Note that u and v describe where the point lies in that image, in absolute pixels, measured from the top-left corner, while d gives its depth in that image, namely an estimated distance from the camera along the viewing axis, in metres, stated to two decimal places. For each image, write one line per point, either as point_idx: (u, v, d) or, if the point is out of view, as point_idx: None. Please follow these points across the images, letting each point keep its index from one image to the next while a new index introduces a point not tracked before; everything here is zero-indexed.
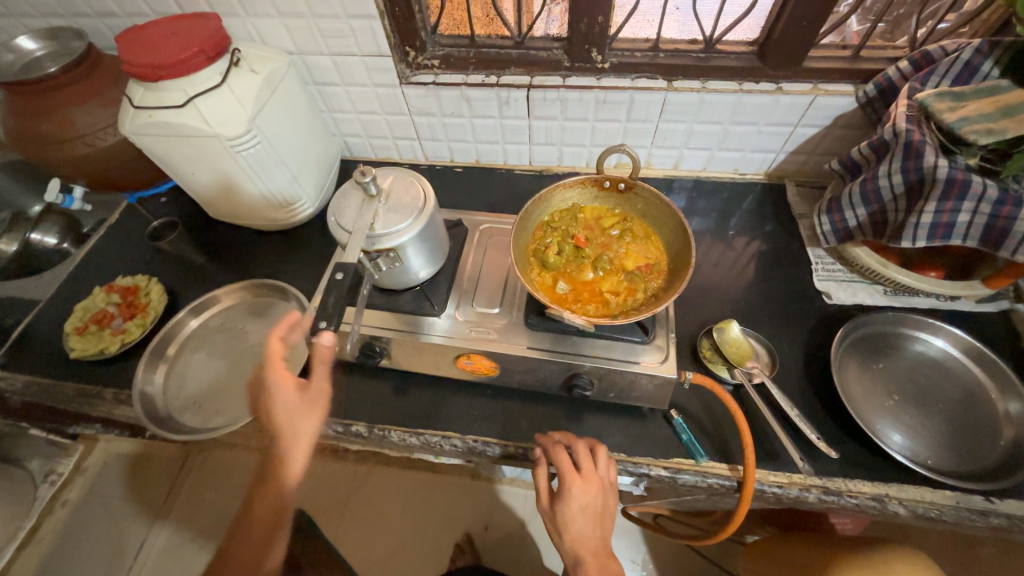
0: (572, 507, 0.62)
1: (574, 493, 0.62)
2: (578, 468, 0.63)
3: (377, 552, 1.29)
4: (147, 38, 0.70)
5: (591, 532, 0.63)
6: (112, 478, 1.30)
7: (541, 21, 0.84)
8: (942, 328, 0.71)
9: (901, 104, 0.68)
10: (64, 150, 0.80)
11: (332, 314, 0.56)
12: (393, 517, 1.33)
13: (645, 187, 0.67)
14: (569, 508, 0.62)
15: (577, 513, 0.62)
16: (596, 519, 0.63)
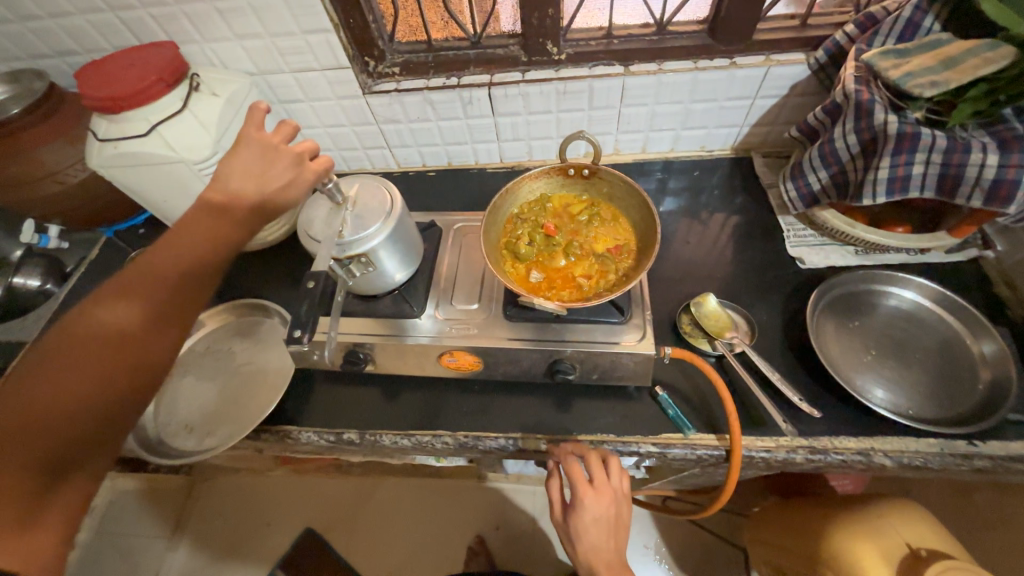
0: (587, 518, 0.65)
1: (589, 506, 0.64)
2: (594, 482, 0.65)
3: (389, 563, 1.29)
4: (105, 72, 0.71)
5: (605, 540, 0.65)
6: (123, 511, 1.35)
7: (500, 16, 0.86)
8: (913, 280, 0.72)
9: (850, 66, 0.69)
10: (36, 189, 0.81)
11: (306, 321, 0.58)
12: (403, 526, 1.33)
13: (608, 171, 0.68)
14: (584, 518, 0.65)
15: (591, 523, 0.65)
16: (610, 527, 0.66)
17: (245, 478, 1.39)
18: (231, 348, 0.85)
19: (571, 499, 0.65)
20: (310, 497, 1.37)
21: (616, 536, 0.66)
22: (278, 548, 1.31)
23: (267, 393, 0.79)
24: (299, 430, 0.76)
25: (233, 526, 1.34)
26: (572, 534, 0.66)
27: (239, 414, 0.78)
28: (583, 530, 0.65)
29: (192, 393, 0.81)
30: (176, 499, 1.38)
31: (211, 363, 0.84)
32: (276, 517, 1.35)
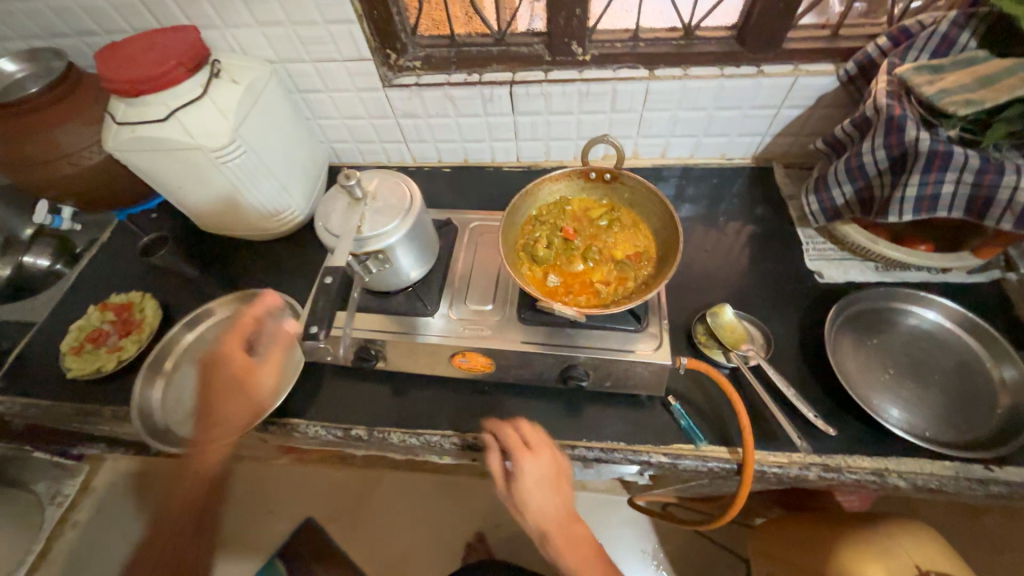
0: (529, 482, 0.62)
1: (528, 462, 0.63)
2: (529, 439, 0.65)
3: (388, 557, 1.29)
4: (125, 54, 0.70)
5: (553, 505, 0.62)
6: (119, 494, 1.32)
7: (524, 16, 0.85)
8: (935, 300, 0.71)
9: (881, 80, 0.68)
10: (49, 170, 0.80)
11: (322, 317, 0.57)
12: (403, 521, 1.33)
13: (630, 177, 0.67)
14: (528, 479, 0.62)
15: (538, 486, 0.62)
16: (557, 489, 0.63)
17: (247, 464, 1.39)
18: None
19: (511, 461, 0.63)
20: (309, 487, 1.37)
21: (564, 500, 0.63)
22: (277, 533, 1.32)
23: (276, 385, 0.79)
24: (307, 424, 0.76)
25: (234, 512, 1.34)
26: (522, 506, 0.62)
27: None
28: (530, 496, 0.62)
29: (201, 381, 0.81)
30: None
31: None
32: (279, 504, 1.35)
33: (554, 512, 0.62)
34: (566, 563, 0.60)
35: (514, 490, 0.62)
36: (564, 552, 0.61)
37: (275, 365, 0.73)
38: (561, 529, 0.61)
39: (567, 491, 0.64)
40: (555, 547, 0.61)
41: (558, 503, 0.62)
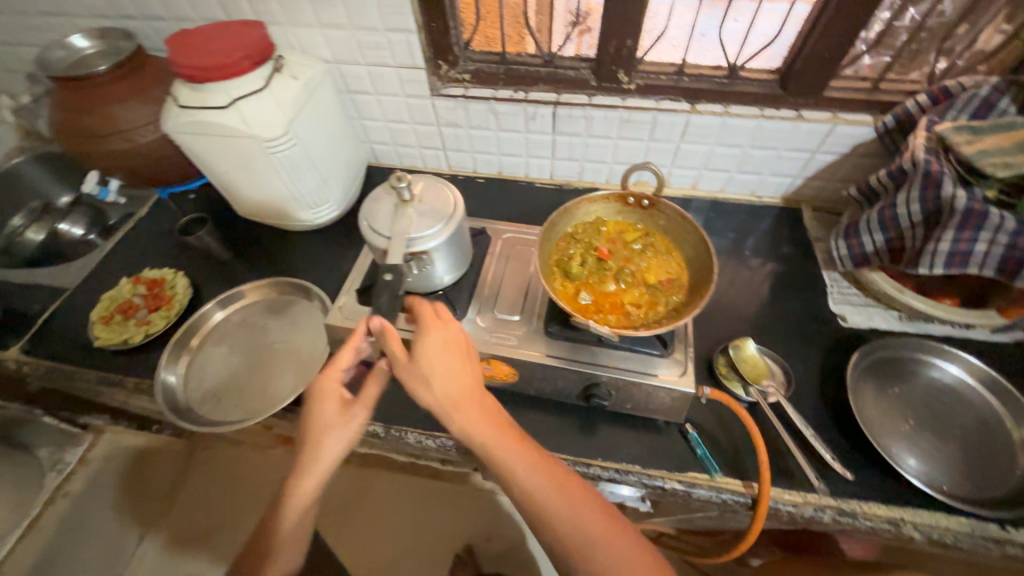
0: (433, 353, 0.57)
1: (430, 330, 0.59)
2: (435, 310, 0.61)
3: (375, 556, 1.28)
4: (195, 42, 0.74)
5: (460, 380, 0.57)
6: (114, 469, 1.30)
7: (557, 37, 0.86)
8: (957, 355, 0.72)
9: (919, 135, 0.70)
10: (104, 144, 0.83)
11: (387, 312, 0.59)
12: (393, 524, 1.32)
13: (668, 205, 0.69)
14: (432, 349, 0.57)
15: (444, 358, 0.57)
16: (466, 362, 0.58)
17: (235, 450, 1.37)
18: (266, 324, 0.86)
19: (417, 337, 0.58)
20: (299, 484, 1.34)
21: (475, 372, 0.58)
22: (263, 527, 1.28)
23: (297, 374, 0.80)
24: None
25: (217, 507, 1.30)
26: (426, 383, 0.56)
27: (266, 393, 0.79)
28: (435, 370, 0.56)
29: (223, 362, 0.83)
30: (172, 466, 1.34)
31: (246, 335, 0.85)
32: (268, 496, 1.31)
33: (464, 387, 0.56)
34: (483, 441, 0.55)
35: (417, 364, 0.56)
36: (479, 429, 0.55)
37: (366, 402, 0.58)
38: (475, 405, 0.56)
39: (475, 362, 0.59)
40: (466, 421, 0.55)
41: (467, 374, 0.57)
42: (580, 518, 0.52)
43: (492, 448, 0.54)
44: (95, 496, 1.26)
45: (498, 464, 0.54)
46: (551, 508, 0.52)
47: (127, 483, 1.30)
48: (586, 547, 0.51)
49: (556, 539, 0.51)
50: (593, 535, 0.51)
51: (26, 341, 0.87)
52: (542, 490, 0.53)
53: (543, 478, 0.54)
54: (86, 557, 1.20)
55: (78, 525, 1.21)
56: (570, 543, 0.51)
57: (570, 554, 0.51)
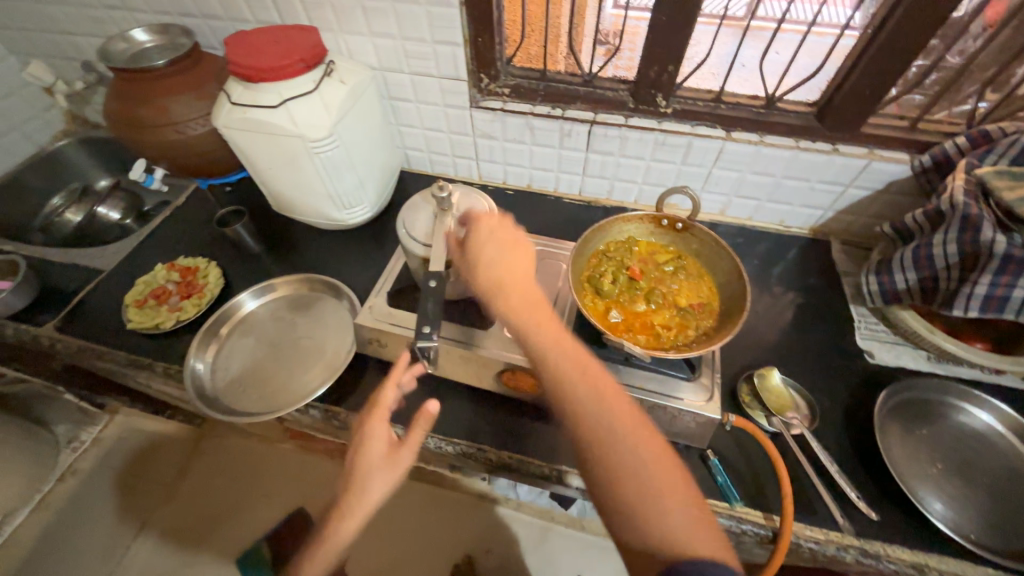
0: (485, 245, 0.60)
1: (485, 229, 0.61)
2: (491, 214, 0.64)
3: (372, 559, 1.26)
4: (253, 43, 0.77)
5: (508, 271, 0.58)
6: (124, 450, 1.32)
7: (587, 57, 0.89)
8: (987, 401, 0.71)
9: (959, 177, 0.69)
10: (157, 134, 0.86)
11: (434, 318, 0.59)
12: (393, 527, 1.29)
13: (701, 229, 0.70)
14: (484, 244, 0.60)
15: (496, 250, 0.60)
16: (515, 256, 0.59)
17: (247, 442, 1.36)
18: (293, 319, 0.88)
19: (470, 233, 0.62)
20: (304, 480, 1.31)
21: (522, 266, 0.59)
22: (263, 523, 1.26)
23: (321, 371, 0.81)
24: (344, 413, 0.77)
25: (221, 499, 1.28)
26: (473, 268, 0.59)
27: (290, 388, 0.79)
28: (485, 260, 0.59)
29: (249, 354, 0.84)
30: (177, 455, 1.33)
31: (273, 329, 0.87)
32: (274, 496, 1.27)
33: (511, 275, 0.58)
34: (522, 326, 0.55)
35: (467, 251, 0.61)
36: (520, 314, 0.55)
37: (412, 447, 0.58)
38: (518, 292, 0.57)
39: (527, 258, 0.60)
40: (506, 304, 0.56)
41: (516, 267, 0.59)
42: (614, 414, 0.49)
43: (531, 332, 0.54)
44: (102, 476, 1.27)
45: (535, 350, 0.54)
46: (583, 397, 0.50)
47: (133, 466, 1.30)
48: (614, 439, 0.48)
49: (583, 426, 0.49)
50: (624, 430, 0.49)
51: (61, 319, 0.89)
52: (577, 378, 0.51)
53: (581, 371, 0.52)
54: (89, 538, 1.19)
55: (84, 503, 1.23)
56: (596, 436, 0.48)
57: (596, 443, 0.48)
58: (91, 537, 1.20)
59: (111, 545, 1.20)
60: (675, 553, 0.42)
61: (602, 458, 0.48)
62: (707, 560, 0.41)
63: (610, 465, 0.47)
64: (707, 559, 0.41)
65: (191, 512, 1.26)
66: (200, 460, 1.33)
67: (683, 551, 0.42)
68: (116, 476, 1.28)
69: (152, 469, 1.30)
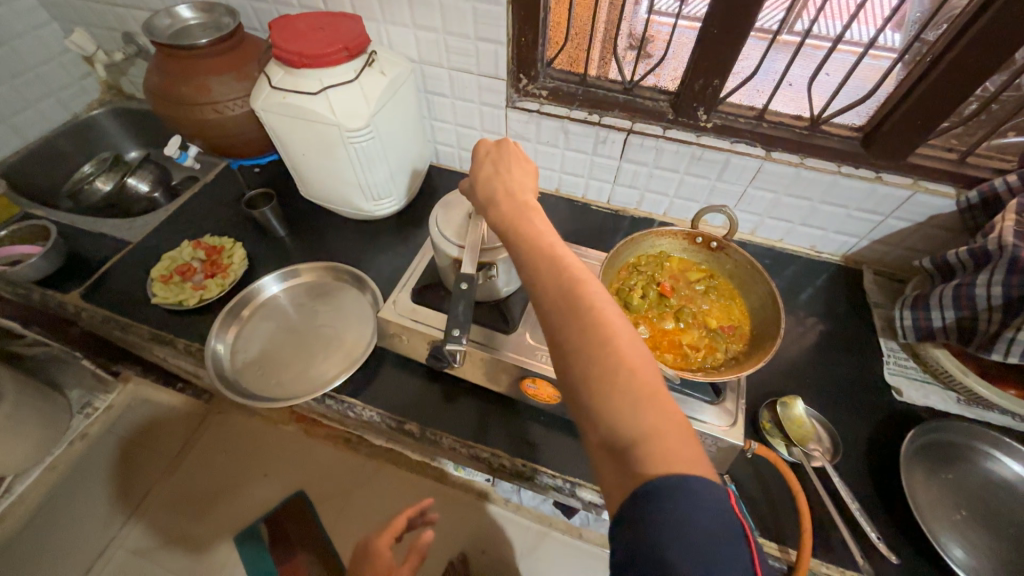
0: (486, 166, 0.60)
1: (486, 153, 0.61)
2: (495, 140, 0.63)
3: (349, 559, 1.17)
4: (298, 29, 0.76)
5: (504, 186, 0.56)
6: (133, 418, 1.33)
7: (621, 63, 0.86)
8: (1020, 450, 0.69)
9: (1008, 218, 0.66)
10: (195, 112, 0.86)
11: (463, 321, 0.58)
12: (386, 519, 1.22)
13: (737, 250, 0.69)
14: (484, 166, 0.60)
15: (497, 170, 0.58)
16: (514, 173, 0.57)
17: (252, 421, 1.35)
18: (313, 307, 0.88)
19: (473, 157, 0.61)
20: (305, 463, 1.29)
21: (521, 182, 0.56)
22: (262, 502, 1.24)
23: (338, 361, 0.81)
24: (361, 407, 0.76)
25: (221, 476, 1.27)
26: (473, 189, 0.59)
27: (308, 379, 0.79)
28: (485, 179, 0.58)
29: (267, 338, 0.84)
30: (183, 427, 1.33)
31: (294, 315, 0.87)
32: (276, 478, 1.27)
33: (507, 189, 0.56)
34: (509, 236, 0.52)
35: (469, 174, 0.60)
36: (507, 223, 0.53)
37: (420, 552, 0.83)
38: (510, 203, 0.54)
39: (526, 175, 0.58)
40: (498, 215, 0.54)
41: (514, 182, 0.56)
42: (591, 317, 0.43)
43: (517, 239, 0.51)
44: (109, 442, 1.29)
45: (518, 254, 0.50)
46: (558, 298, 0.45)
47: (140, 436, 1.30)
48: (587, 342, 0.42)
49: (558, 329, 0.44)
50: (601, 332, 0.42)
51: (86, 287, 0.90)
52: (556, 280, 0.46)
53: (559, 272, 0.46)
54: (93, 503, 1.21)
55: (90, 467, 1.25)
56: (569, 339, 0.43)
57: (569, 346, 0.43)
58: (95, 505, 1.21)
59: (111, 516, 1.20)
60: (645, 470, 0.36)
61: (573, 362, 0.42)
62: (677, 479, 0.35)
63: (580, 368, 0.42)
64: (676, 478, 0.35)
65: (191, 488, 1.25)
66: (204, 435, 1.33)
67: (651, 467, 0.36)
68: (122, 444, 1.29)
69: (157, 440, 1.31)
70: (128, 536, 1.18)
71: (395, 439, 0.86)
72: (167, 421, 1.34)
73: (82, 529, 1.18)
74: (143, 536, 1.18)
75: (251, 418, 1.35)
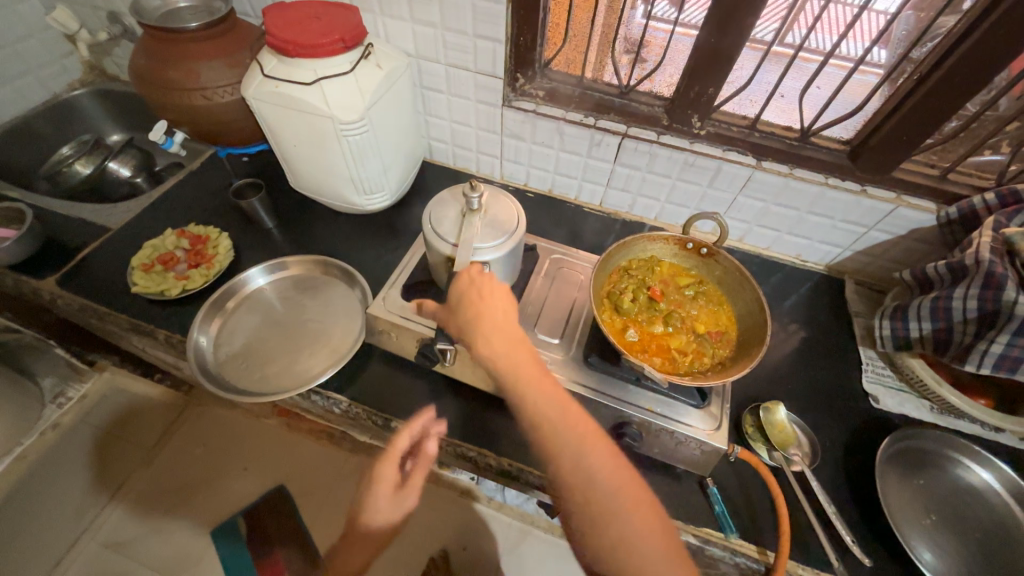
0: (471, 305, 0.58)
1: (467, 284, 0.59)
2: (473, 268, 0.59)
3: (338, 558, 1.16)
4: (292, 17, 0.75)
5: (495, 333, 0.56)
6: (108, 409, 1.29)
7: (618, 67, 0.87)
8: (989, 459, 0.71)
9: (985, 234, 0.69)
10: (182, 97, 0.84)
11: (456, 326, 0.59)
12: None
13: (726, 257, 0.70)
14: (466, 306, 0.58)
15: (481, 307, 0.58)
16: (499, 313, 0.57)
17: (234, 413, 1.32)
18: (302, 302, 0.86)
19: (453, 291, 0.59)
20: (287, 459, 1.27)
21: (507, 323, 0.57)
22: (242, 496, 1.22)
23: (325, 356, 0.80)
24: (348, 403, 0.75)
25: (201, 468, 1.25)
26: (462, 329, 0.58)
27: (294, 373, 0.77)
28: (472, 324, 0.57)
29: (250, 331, 0.83)
30: (162, 418, 1.30)
31: (280, 309, 0.85)
32: (257, 473, 1.25)
33: (497, 334, 0.56)
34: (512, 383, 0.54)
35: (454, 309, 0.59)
36: (510, 378, 0.54)
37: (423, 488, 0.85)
38: (504, 350, 0.56)
39: (512, 315, 0.58)
40: (496, 360, 0.56)
41: (502, 323, 0.57)
42: (601, 478, 0.49)
43: (525, 403, 0.53)
44: (83, 432, 1.25)
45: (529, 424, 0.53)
46: (568, 464, 0.50)
47: (115, 425, 1.27)
48: (597, 507, 0.48)
49: (568, 493, 0.50)
50: (610, 493, 0.49)
51: (63, 274, 0.87)
52: (574, 457, 0.50)
53: (562, 432, 0.52)
54: (65, 494, 1.17)
55: (62, 458, 1.21)
56: (583, 504, 0.49)
57: (584, 512, 0.49)
58: (65, 499, 1.16)
59: (82, 509, 1.16)
60: None
61: (589, 529, 0.48)
62: None
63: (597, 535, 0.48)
64: None
65: (168, 481, 1.22)
66: (182, 426, 1.30)
67: None
68: (96, 434, 1.25)
69: (133, 430, 1.27)
70: (100, 529, 1.15)
71: (381, 436, 0.85)
72: (144, 411, 1.30)
73: (53, 522, 1.13)
74: (117, 529, 1.15)
75: (232, 410, 1.32)
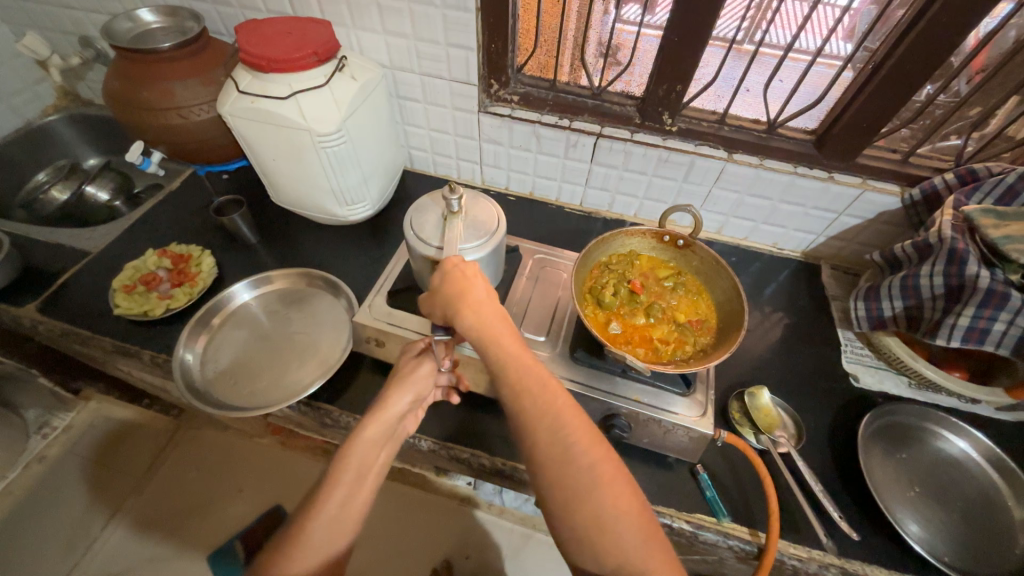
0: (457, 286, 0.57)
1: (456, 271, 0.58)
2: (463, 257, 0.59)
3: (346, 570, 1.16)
4: (265, 33, 0.76)
5: (478, 313, 0.55)
6: (91, 439, 1.26)
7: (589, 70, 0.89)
8: (966, 430, 0.74)
9: (946, 213, 0.72)
10: (158, 118, 0.84)
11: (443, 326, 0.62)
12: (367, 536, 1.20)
13: (703, 248, 0.72)
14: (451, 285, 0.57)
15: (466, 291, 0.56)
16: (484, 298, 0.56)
17: (225, 432, 1.31)
18: (287, 315, 0.86)
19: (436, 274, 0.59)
20: (281, 476, 1.26)
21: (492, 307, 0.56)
22: (239, 518, 1.20)
23: (314, 367, 0.80)
24: (339, 412, 0.75)
25: (194, 491, 1.23)
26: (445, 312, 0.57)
27: (285, 387, 0.77)
28: (454, 303, 0.56)
29: (236, 345, 0.82)
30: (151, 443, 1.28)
31: (267, 323, 0.85)
32: (252, 492, 1.24)
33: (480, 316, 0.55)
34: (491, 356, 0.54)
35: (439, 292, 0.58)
36: (488, 355, 0.54)
37: None
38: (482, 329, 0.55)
39: (495, 297, 0.57)
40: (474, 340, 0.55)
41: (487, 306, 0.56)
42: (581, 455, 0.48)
43: (504, 382, 0.53)
44: (70, 463, 1.22)
45: (510, 402, 0.52)
46: (548, 445, 0.49)
47: (100, 455, 1.24)
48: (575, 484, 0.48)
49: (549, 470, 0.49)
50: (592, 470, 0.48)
51: (43, 300, 0.86)
52: (554, 434, 0.50)
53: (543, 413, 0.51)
54: (51, 531, 1.13)
55: (50, 489, 1.17)
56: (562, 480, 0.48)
57: (564, 491, 0.48)
58: (55, 537, 1.13)
59: (71, 545, 1.13)
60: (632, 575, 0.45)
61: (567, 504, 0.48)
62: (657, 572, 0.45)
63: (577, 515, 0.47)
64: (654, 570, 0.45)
65: (162, 507, 1.20)
66: (173, 450, 1.28)
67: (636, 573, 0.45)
68: (84, 465, 1.22)
69: (122, 459, 1.25)
70: (93, 560, 1.12)
71: None
72: (132, 437, 1.28)
73: (42, 560, 1.10)
74: (110, 560, 1.13)
75: (223, 430, 1.31)
